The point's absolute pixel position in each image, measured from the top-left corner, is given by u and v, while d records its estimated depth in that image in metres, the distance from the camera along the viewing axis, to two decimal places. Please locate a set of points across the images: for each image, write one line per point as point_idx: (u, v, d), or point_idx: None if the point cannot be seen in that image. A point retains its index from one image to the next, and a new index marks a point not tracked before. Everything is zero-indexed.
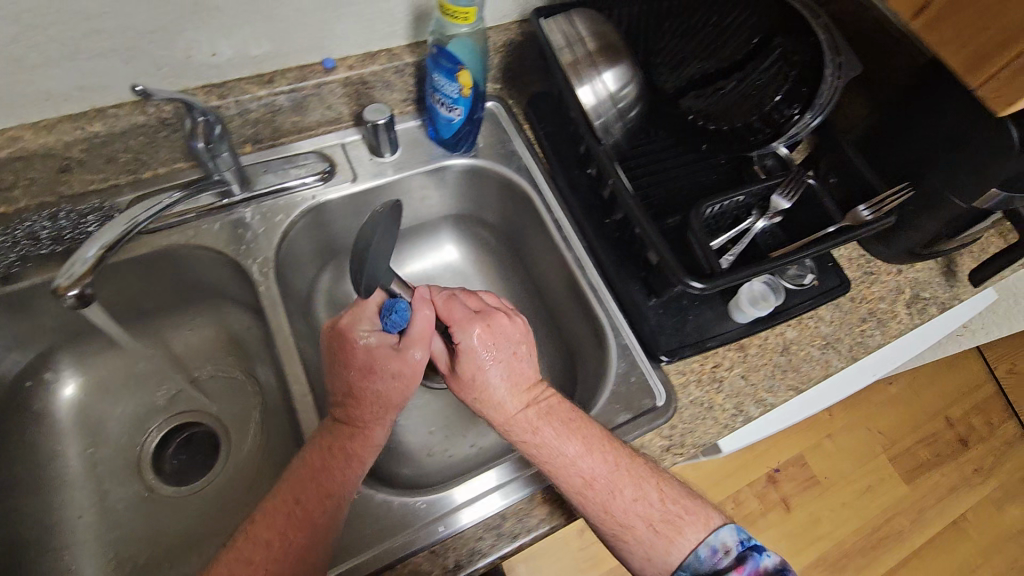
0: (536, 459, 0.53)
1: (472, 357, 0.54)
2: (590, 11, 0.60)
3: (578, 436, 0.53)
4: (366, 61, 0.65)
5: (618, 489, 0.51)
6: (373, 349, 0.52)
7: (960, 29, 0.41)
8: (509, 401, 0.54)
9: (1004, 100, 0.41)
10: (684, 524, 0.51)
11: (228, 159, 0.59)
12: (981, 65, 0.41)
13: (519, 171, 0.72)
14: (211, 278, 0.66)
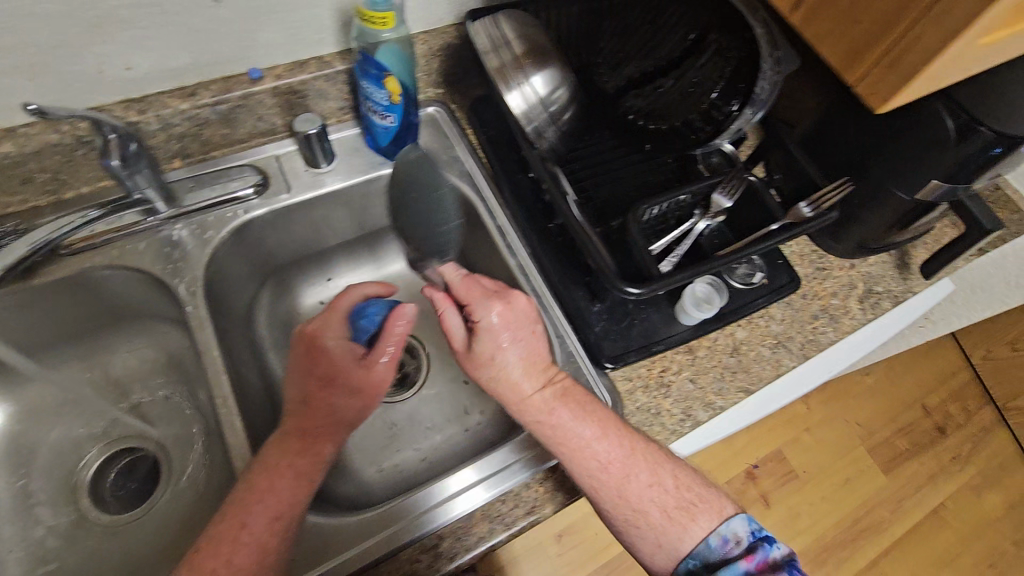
0: (553, 442, 0.51)
1: (494, 337, 0.51)
2: (516, 13, 0.61)
3: (596, 420, 0.51)
4: (295, 70, 0.63)
5: (633, 473, 0.50)
6: (334, 356, 0.50)
7: (838, 24, 0.42)
8: (527, 383, 0.52)
9: (880, 93, 0.42)
10: (699, 511, 0.50)
11: (148, 176, 0.57)
12: (859, 60, 0.42)
13: (462, 177, 0.70)
14: (144, 298, 0.64)
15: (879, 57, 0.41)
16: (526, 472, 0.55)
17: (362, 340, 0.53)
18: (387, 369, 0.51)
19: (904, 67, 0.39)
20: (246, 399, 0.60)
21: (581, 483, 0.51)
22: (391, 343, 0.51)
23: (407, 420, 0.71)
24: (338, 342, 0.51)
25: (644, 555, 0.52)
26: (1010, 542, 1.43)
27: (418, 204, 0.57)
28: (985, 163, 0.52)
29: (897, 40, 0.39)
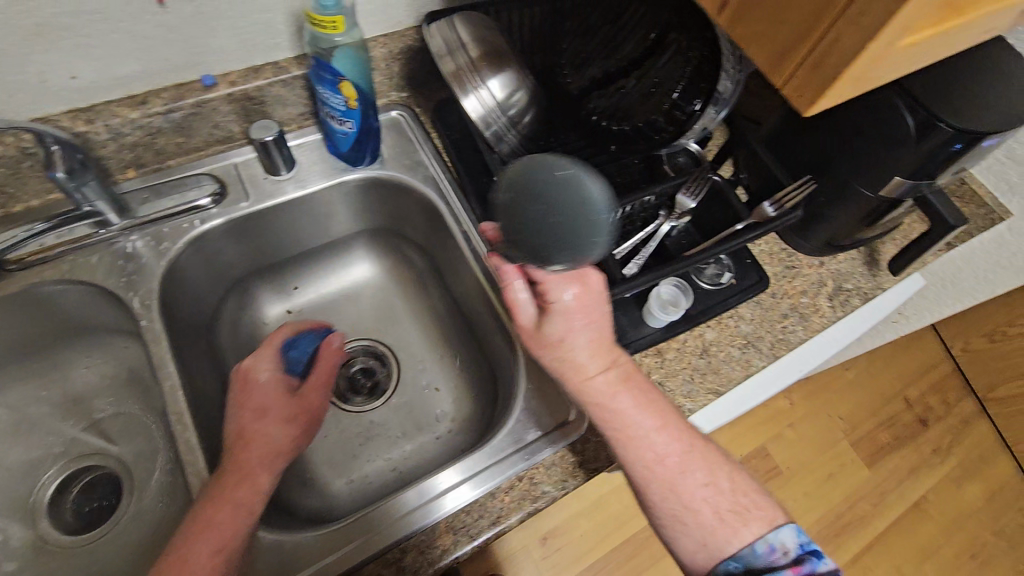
0: (609, 427, 0.49)
1: (568, 319, 0.49)
2: (472, 16, 0.59)
3: (659, 413, 0.50)
4: (249, 76, 0.62)
5: (688, 468, 0.49)
6: (267, 387, 0.54)
7: (758, 23, 0.36)
8: (592, 366, 0.50)
9: (807, 98, 0.35)
10: (753, 517, 0.47)
11: (96, 188, 0.55)
12: (783, 62, 0.36)
13: (426, 182, 0.69)
14: (100, 312, 0.62)
15: (805, 56, 0.34)
16: (497, 480, 0.55)
17: (295, 372, 0.57)
18: (317, 397, 0.57)
19: (829, 68, 0.33)
20: (205, 414, 0.59)
21: (633, 470, 0.49)
22: (318, 375, 0.58)
23: (375, 428, 0.69)
24: (271, 374, 0.55)
25: (683, 556, 0.48)
26: (992, 532, 1.44)
27: (552, 224, 0.42)
28: (948, 159, 0.52)
29: (824, 36, 0.32)
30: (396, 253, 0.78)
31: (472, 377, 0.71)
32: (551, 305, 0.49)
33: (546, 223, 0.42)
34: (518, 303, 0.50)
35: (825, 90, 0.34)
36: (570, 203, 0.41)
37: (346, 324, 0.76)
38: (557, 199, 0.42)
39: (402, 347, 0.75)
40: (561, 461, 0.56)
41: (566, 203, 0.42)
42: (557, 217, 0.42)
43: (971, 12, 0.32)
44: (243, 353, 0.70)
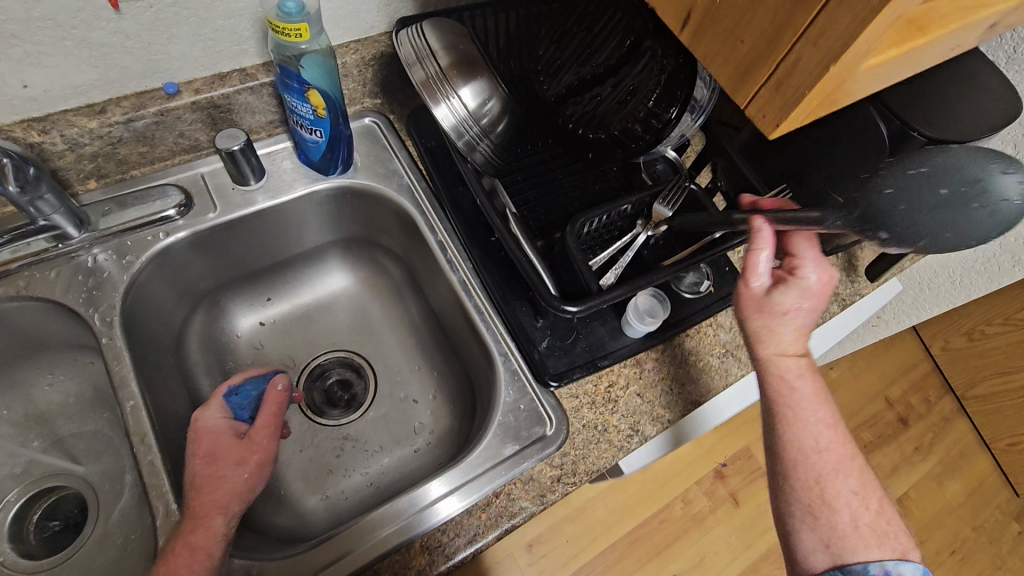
0: (784, 409, 0.50)
1: (803, 295, 0.48)
2: (439, 23, 0.58)
3: (832, 415, 0.50)
4: (215, 83, 0.60)
5: (843, 473, 0.49)
6: (215, 434, 0.51)
7: (719, 42, 0.34)
8: (792, 348, 0.50)
9: (772, 119, 0.33)
10: (886, 541, 0.47)
11: (53, 201, 0.53)
12: (744, 82, 0.33)
13: (400, 191, 0.68)
14: (61, 328, 0.60)
15: (768, 74, 0.31)
16: (478, 494, 0.53)
17: (242, 417, 0.54)
18: (270, 439, 0.53)
19: (793, 87, 0.30)
20: (171, 433, 0.57)
21: (787, 452, 0.50)
22: (266, 415, 0.54)
23: (349, 442, 0.67)
24: (216, 421, 0.52)
25: (801, 549, 0.49)
26: (970, 528, 1.45)
27: (942, 201, 0.35)
28: None
29: (788, 53, 0.30)
30: (372, 262, 0.76)
31: (450, 389, 0.69)
32: (793, 278, 0.48)
33: (930, 199, 0.35)
34: (757, 267, 0.48)
35: (792, 109, 0.31)
36: (966, 182, 0.34)
37: (322, 336, 0.74)
38: (957, 176, 0.35)
39: (379, 358, 0.73)
40: (538, 475, 0.55)
41: (958, 181, 0.34)
42: (955, 194, 0.34)
43: (940, 27, 0.30)
44: (212, 366, 0.68)
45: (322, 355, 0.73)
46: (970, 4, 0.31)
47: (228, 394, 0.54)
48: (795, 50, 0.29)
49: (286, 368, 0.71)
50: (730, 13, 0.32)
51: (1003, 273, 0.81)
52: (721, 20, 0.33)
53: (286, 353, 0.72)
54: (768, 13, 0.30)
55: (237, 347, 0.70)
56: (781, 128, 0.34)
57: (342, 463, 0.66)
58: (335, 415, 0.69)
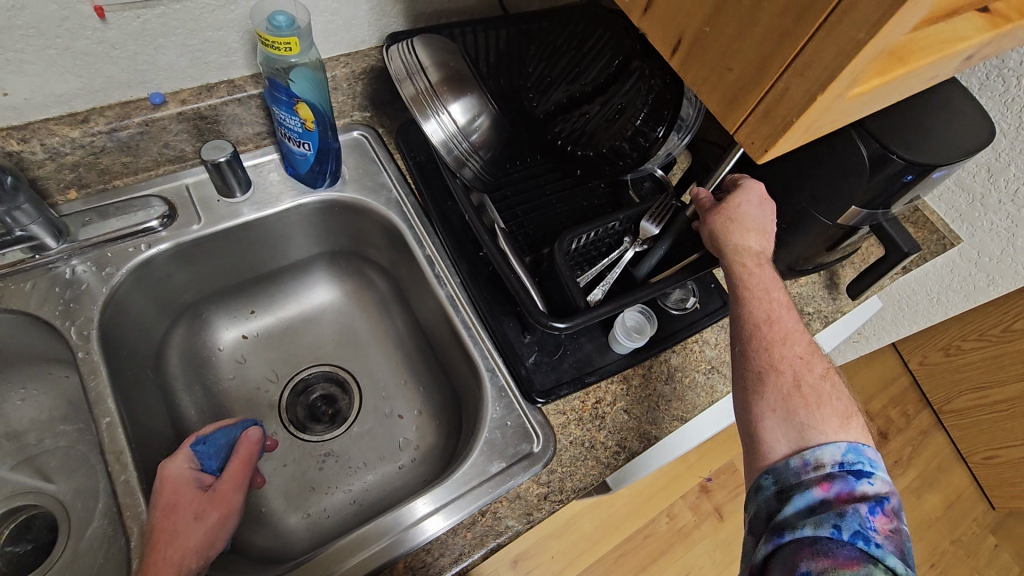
0: (742, 286, 0.51)
1: (750, 195, 0.54)
2: (429, 40, 0.58)
3: (787, 297, 0.51)
4: (202, 94, 0.59)
5: (790, 341, 0.48)
6: (177, 485, 0.50)
7: (709, 69, 0.34)
8: (752, 240, 0.52)
9: (762, 144, 0.33)
10: (830, 401, 0.45)
11: (31, 211, 0.52)
12: (733, 107, 0.34)
13: (389, 205, 0.67)
14: (36, 340, 0.58)
15: (757, 102, 0.32)
16: (466, 512, 0.53)
17: (209, 468, 0.53)
18: (235, 493, 0.51)
19: (782, 113, 0.31)
20: (148, 449, 0.55)
21: (743, 326, 0.50)
22: (233, 466, 0.53)
23: (331, 459, 0.66)
24: (181, 470, 0.51)
25: (754, 422, 0.46)
26: (949, 542, 1.47)
27: None
28: (899, 189, 0.53)
29: (775, 82, 0.30)
30: (359, 274, 0.76)
31: (435, 403, 0.69)
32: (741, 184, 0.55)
33: None
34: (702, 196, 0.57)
35: (779, 137, 0.32)
36: None
37: (306, 350, 0.73)
38: None
39: (364, 373, 0.72)
40: (524, 492, 0.54)
41: None
42: None
43: (919, 60, 0.31)
44: (192, 379, 0.66)
45: (306, 369, 0.72)
46: (947, 38, 0.32)
47: (195, 443, 0.53)
48: (783, 79, 0.30)
49: (269, 382, 0.70)
50: (719, 40, 0.32)
51: (979, 292, 0.84)
52: (710, 47, 0.33)
53: (269, 366, 0.71)
54: (756, 43, 0.30)
55: (218, 360, 0.69)
56: (771, 153, 0.34)
57: (320, 480, 0.64)
58: (320, 430, 0.68)
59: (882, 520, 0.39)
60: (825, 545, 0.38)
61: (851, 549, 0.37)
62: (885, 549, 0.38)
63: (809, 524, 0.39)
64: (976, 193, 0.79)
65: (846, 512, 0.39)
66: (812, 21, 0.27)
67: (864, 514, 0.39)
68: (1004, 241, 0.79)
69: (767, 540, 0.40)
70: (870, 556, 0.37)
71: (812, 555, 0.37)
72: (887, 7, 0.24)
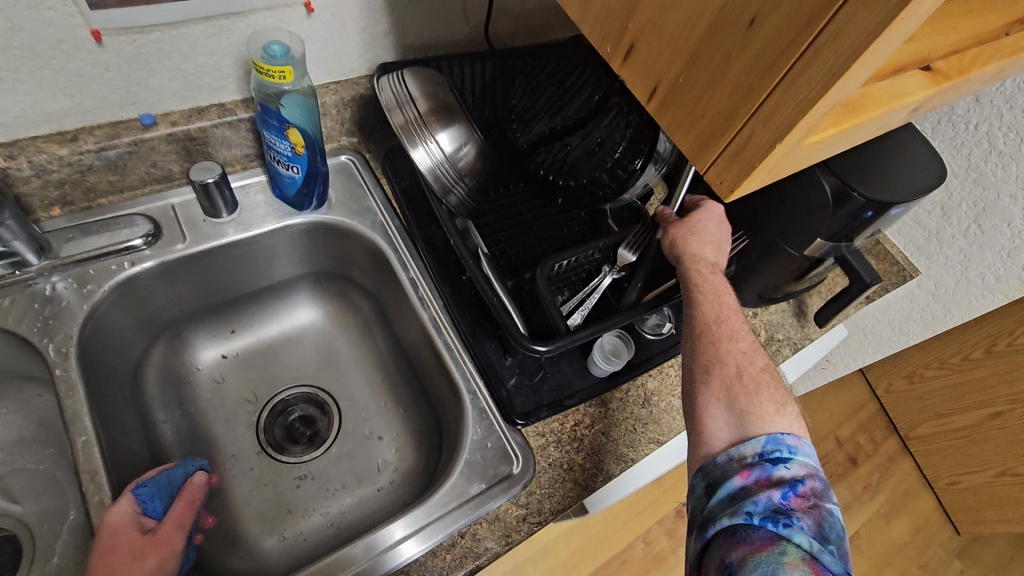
0: (694, 289, 0.54)
1: (710, 215, 0.59)
2: (419, 71, 0.61)
3: (737, 302, 0.54)
4: (192, 116, 0.61)
5: (736, 338, 0.51)
6: (116, 531, 0.47)
7: (683, 116, 0.36)
8: (708, 251, 0.56)
9: (730, 184, 0.35)
10: (767, 390, 0.48)
11: (15, 227, 0.52)
12: (705, 147, 0.36)
13: (374, 228, 0.69)
14: (9, 357, 0.57)
15: (726, 146, 0.34)
16: (444, 534, 0.53)
17: (153, 510, 0.51)
18: (177, 538, 0.50)
19: (748, 156, 0.33)
20: (122, 468, 0.55)
21: (692, 323, 0.52)
22: (177, 511, 0.52)
23: (310, 480, 0.66)
24: (125, 514, 0.49)
25: (699, 413, 0.48)
26: (916, 566, 1.51)
27: None
28: (859, 224, 0.57)
29: (741, 129, 0.33)
30: (342, 296, 0.76)
31: (415, 425, 0.69)
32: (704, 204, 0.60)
33: None
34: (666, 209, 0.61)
35: (745, 178, 0.34)
36: None
37: (286, 371, 0.73)
38: None
39: (344, 394, 0.72)
40: (504, 515, 0.55)
41: None
42: None
43: (871, 111, 0.34)
44: (170, 399, 0.66)
45: (286, 390, 0.72)
46: (896, 92, 0.36)
47: (135, 487, 0.51)
48: (748, 126, 0.32)
49: (247, 403, 0.69)
50: (694, 89, 0.35)
51: (936, 321, 0.89)
52: (686, 95, 0.36)
53: (247, 387, 0.70)
54: (726, 93, 0.33)
55: (196, 380, 0.68)
56: (739, 192, 0.36)
57: (292, 503, 0.64)
58: (300, 451, 0.68)
59: (796, 501, 0.40)
60: (742, 532, 0.39)
61: (763, 532, 0.38)
62: (796, 527, 0.39)
63: (726, 515, 0.40)
64: (931, 229, 0.83)
65: (759, 498, 0.40)
66: (773, 76, 0.30)
67: (777, 499, 0.40)
68: (959, 274, 0.84)
69: (697, 537, 0.42)
70: (780, 535, 0.38)
71: (733, 545, 0.39)
72: (838, 69, 0.27)
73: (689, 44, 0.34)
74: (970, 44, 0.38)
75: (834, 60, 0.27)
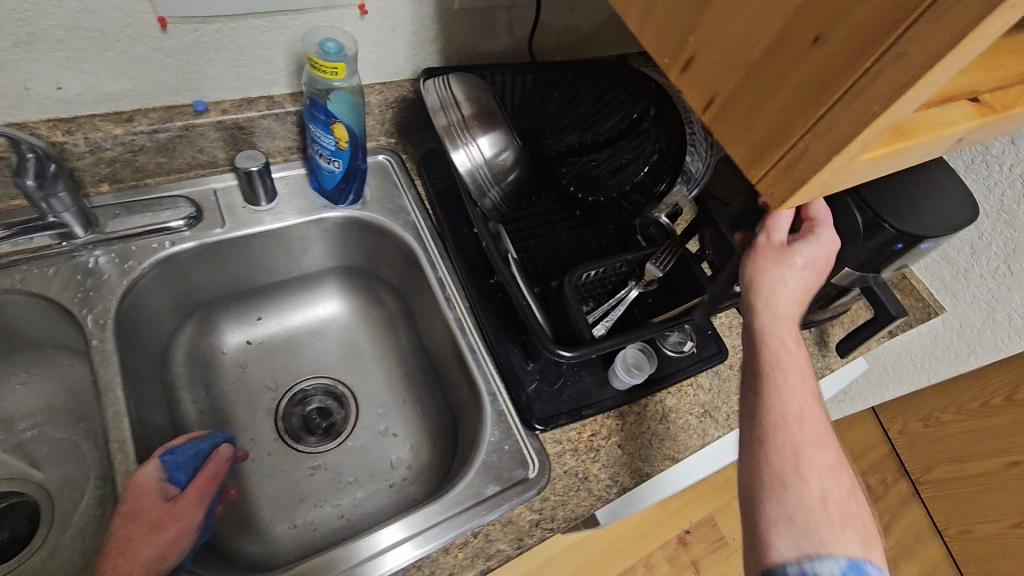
0: (775, 367, 0.49)
1: (817, 257, 0.52)
2: (467, 79, 0.64)
3: (818, 392, 0.49)
4: (242, 106, 0.63)
5: (819, 446, 0.46)
6: (139, 496, 0.49)
7: (736, 128, 0.37)
8: (789, 312, 0.52)
9: (781, 196, 0.35)
10: (855, 526, 0.43)
11: (67, 199, 0.54)
12: (756, 160, 0.36)
13: (405, 227, 0.70)
14: (46, 325, 0.59)
15: (778, 158, 0.35)
16: (440, 542, 0.53)
17: (177, 478, 0.52)
18: (196, 509, 0.51)
19: (801, 169, 0.33)
20: (146, 442, 0.56)
21: (767, 411, 0.48)
22: (198, 483, 0.53)
23: (324, 471, 0.66)
24: (149, 479, 0.50)
25: (766, 520, 0.44)
26: None
27: None
28: (890, 255, 0.57)
29: (795, 143, 0.33)
30: (368, 291, 0.77)
31: (431, 424, 0.70)
32: (812, 236, 0.52)
33: None
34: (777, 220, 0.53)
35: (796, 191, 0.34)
36: None
37: (307, 361, 0.73)
38: None
39: (362, 389, 0.73)
40: (517, 518, 0.55)
41: None
42: None
43: (919, 136, 0.35)
44: (195, 378, 0.67)
45: (306, 380, 0.72)
46: (943, 121, 0.36)
47: (163, 453, 0.52)
48: (803, 140, 0.32)
49: (268, 389, 0.70)
50: (750, 101, 0.35)
51: (960, 360, 0.86)
52: (741, 107, 0.36)
53: (269, 374, 0.71)
54: (783, 106, 0.33)
55: (221, 363, 0.70)
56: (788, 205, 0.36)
57: (306, 493, 0.64)
58: (314, 443, 0.68)
59: None
60: None
61: None
62: None
63: None
64: (960, 266, 0.84)
65: None
66: (833, 92, 0.30)
67: None
68: (986, 313, 0.82)
69: None
70: None
71: None
72: (900, 87, 0.27)
73: (747, 60, 0.35)
74: (1015, 80, 0.39)
75: (897, 78, 0.27)
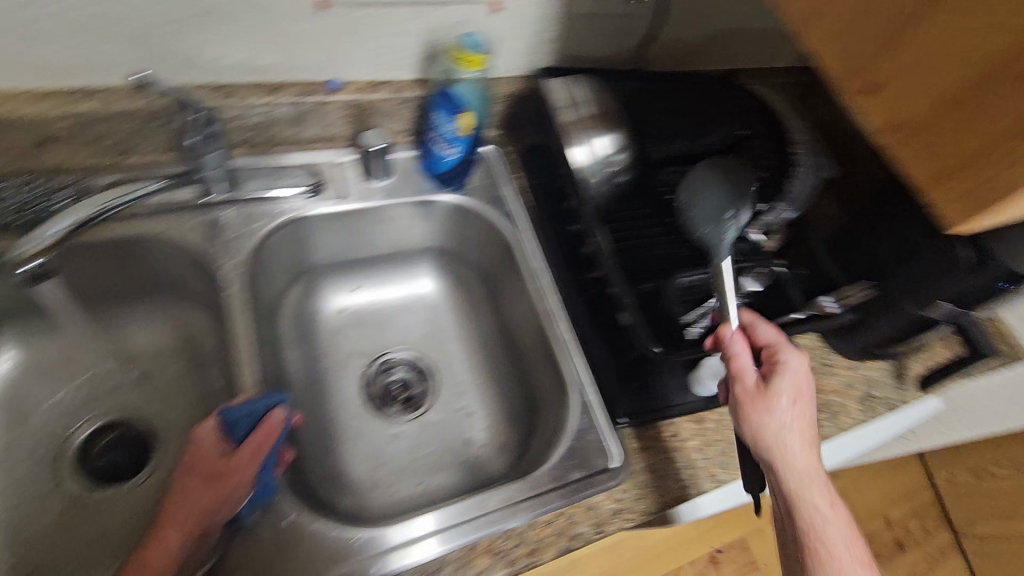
0: (809, 536, 0.50)
1: (795, 384, 0.53)
2: (590, 82, 0.69)
3: (857, 539, 0.50)
4: (373, 88, 0.66)
5: None
6: (198, 451, 0.51)
7: (918, 147, 0.36)
8: (804, 459, 0.51)
9: (961, 217, 0.35)
10: None
11: (216, 159, 0.60)
12: (939, 180, 0.36)
13: (505, 217, 0.73)
14: (179, 272, 0.64)
15: (968, 179, 0.34)
16: (468, 541, 0.54)
17: (235, 436, 0.52)
18: (247, 467, 0.51)
19: (999, 194, 0.33)
20: None
21: None
22: (252, 442, 0.51)
23: (407, 439, 0.70)
24: (208, 434, 0.52)
25: None
26: None
27: None
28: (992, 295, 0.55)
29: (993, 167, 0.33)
30: (457, 274, 0.80)
31: (509, 407, 0.72)
32: (780, 366, 0.54)
33: None
34: (742, 366, 0.54)
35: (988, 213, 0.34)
36: None
37: (394, 333, 0.77)
38: None
39: (445, 367, 0.76)
40: (597, 505, 0.57)
41: None
42: None
43: None
44: (296, 337, 0.71)
45: (393, 350, 0.76)
46: None
47: (224, 410, 0.52)
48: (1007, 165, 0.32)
49: (358, 355, 0.74)
50: (948, 122, 0.34)
51: None
52: (934, 127, 0.35)
53: (359, 344, 0.75)
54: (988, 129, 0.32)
55: (319, 326, 0.74)
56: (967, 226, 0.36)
57: (390, 458, 0.68)
58: (396, 412, 0.72)
59: None
60: None
61: None
62: None
63: None
64: None
65: None
66: None
67: None
68: None
69: None
70: None
71: None
72: None
73: (947, 91, 0.34)
74: None
75: None
